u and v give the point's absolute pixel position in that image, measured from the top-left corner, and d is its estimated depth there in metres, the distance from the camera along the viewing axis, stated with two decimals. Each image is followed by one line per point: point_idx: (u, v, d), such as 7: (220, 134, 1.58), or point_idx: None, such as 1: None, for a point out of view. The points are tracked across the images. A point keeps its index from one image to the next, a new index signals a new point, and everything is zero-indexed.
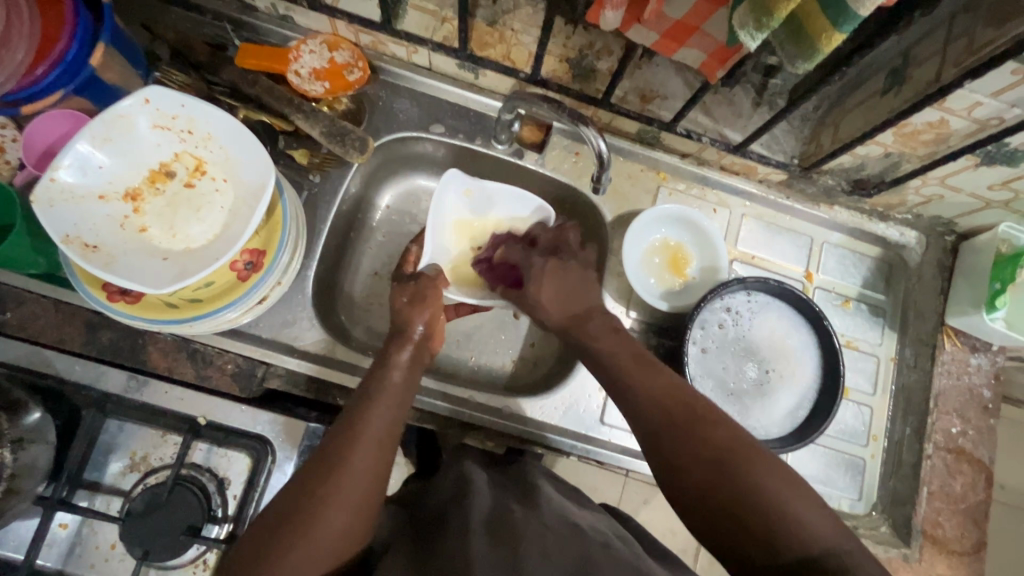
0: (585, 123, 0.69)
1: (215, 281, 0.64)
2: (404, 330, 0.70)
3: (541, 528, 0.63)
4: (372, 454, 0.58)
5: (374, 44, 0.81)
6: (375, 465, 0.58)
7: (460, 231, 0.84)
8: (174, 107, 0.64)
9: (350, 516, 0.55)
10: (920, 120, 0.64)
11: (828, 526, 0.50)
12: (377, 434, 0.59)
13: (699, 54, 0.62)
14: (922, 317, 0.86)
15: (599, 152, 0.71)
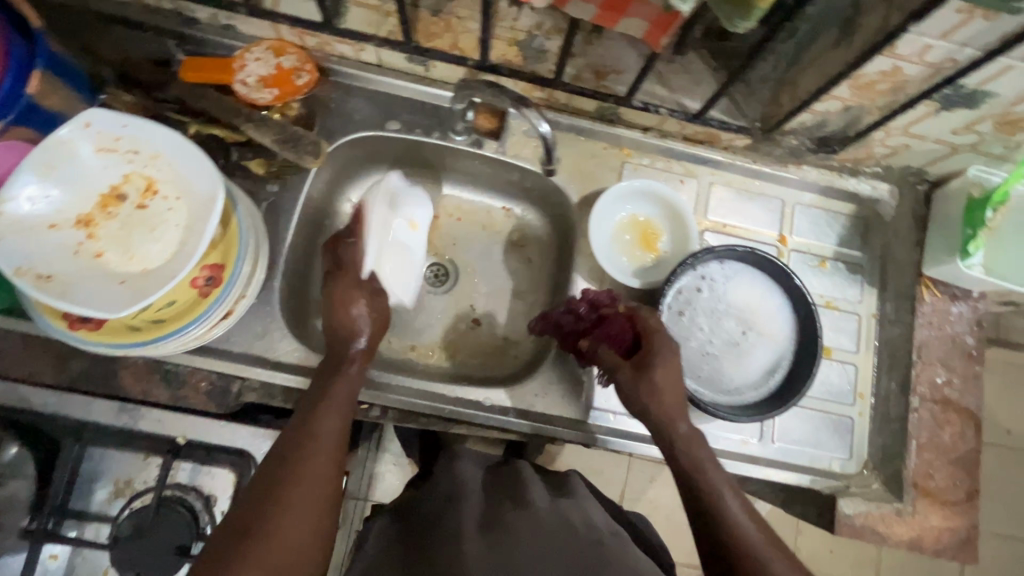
0: (526, 105, 0.68)
1: (176, 299, 0.63)
2: (348, 337, 0.71)
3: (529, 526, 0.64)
4: (331, 461, 0.59)
5: (320, 45, 0.80)
6: (329, 473, 0.59)
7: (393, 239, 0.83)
8: (116, 128, 0.64)
9: (310, 528, 0.55)
10: (874, 70, 0.63)
11: None
12: (331, 441, 0.61)
13: (641, 23, 0.60)
14: (900, 270, 0.85)
15: (544, 135, 0.70)
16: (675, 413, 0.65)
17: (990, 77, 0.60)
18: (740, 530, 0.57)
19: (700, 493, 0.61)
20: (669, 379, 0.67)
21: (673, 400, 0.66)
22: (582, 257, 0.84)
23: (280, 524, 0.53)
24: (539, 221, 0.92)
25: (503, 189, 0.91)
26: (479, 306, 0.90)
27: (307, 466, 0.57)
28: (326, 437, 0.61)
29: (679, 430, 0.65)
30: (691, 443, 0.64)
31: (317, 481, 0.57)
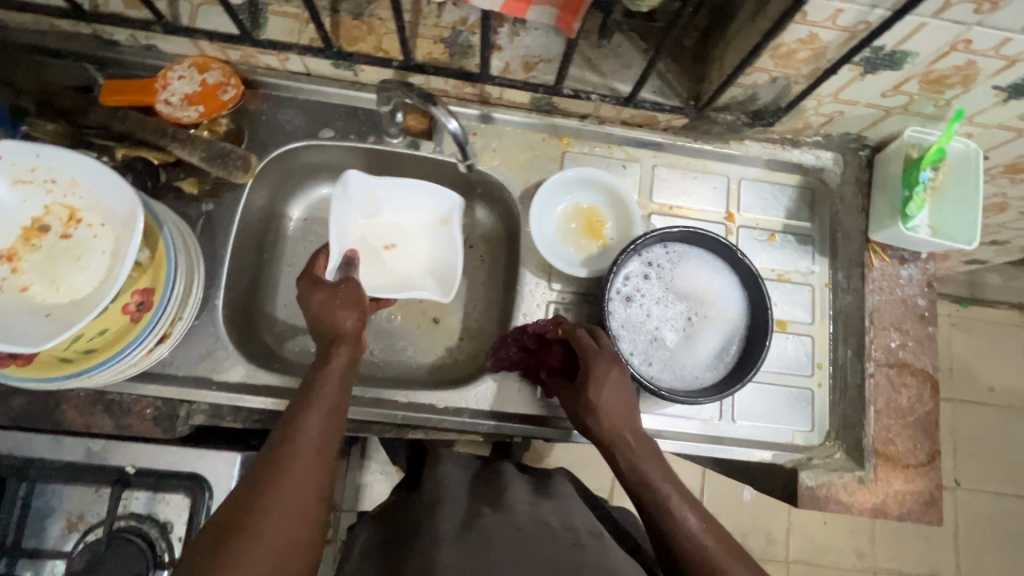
0: (434, 102, 0.67)
1: (108, 327, 0.63)
2: (338, 330, 0.68)
3: (510, 530, 0.63)
4: (311, 464, 0.57)
5: (245, 58, 0.79)
6: (308, 482, 0.56)
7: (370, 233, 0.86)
8: (30, 159, 0.63)
9: (291, 533, 0.52)
10: (791, 39, 0.62)
11: None
12: (313, 444, 0.58)
13: (551, 10, 0.60)
14: (849, 237, 0.84)
15: (454, 132, 0.69)
16: (617, 429, 0.65)
17: (905, 36, 0.59)
18: (689, 545, 0.60)
19: (653, 508, 0.63)
20: (611, 400, 0.66)
21: (618, 417, 0.66)
22: (528, 251, 0.83)
23: (253, 539, 0.50)
24: (487, 218, 0.92)
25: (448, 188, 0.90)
26: (433, 309, 0.89)
27: (285, 474, 0.55)
28: (306, 443, 0.58)
29: (625, 448, 0.65)
30: (633, 457, 0.65)
31: (294, 489, 0.54)
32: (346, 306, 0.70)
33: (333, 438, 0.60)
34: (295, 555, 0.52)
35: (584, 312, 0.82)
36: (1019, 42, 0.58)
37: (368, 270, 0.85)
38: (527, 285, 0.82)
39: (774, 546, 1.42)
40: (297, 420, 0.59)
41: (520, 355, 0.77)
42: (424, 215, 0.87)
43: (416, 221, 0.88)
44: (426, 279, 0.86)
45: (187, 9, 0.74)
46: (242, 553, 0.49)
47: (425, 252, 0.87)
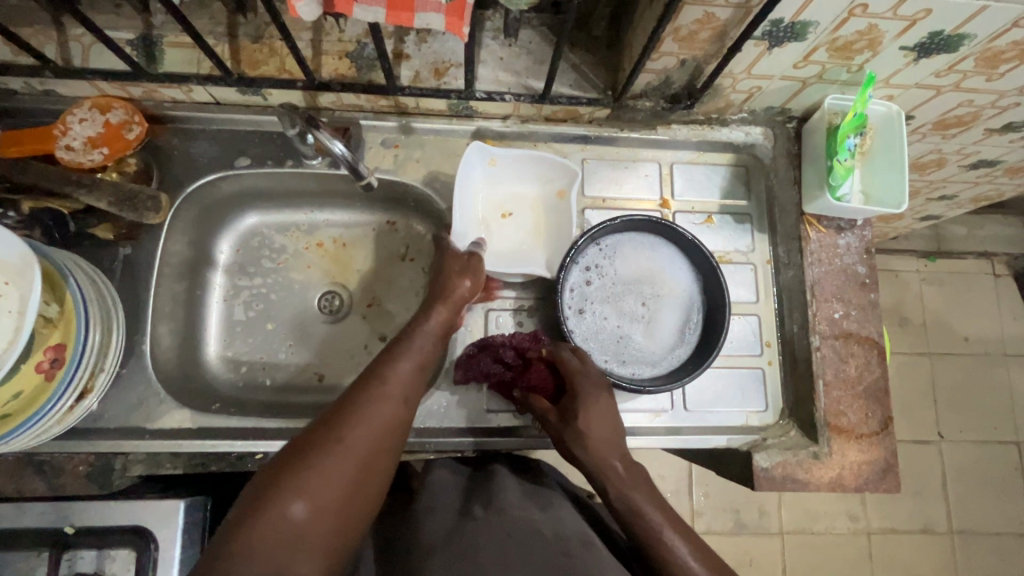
0: (315, 125, 0.69)
1: (23, 389, 0.61)
2: (439, 295, 0.72)
3: (500, 535, 0.57)
4: (396, 409, 0.60)
5: (148, 94, 0.76)
6: (389, 427, 0.58)
7: (485, 203, 0.84)
8: None
9: (365, 463, 0.55)
10: (689, 20, 0.61)
11: None
12: (401, 391, 0.61)
13: (438, 16, 0.57)
14: (785, 211, 0.83)
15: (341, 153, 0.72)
16: (601, 456, 0.66)
17: (801, 7, 0.58)
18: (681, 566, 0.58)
19: (642, 533, 0.61)
20: (596, 424, 0.67)
21: (604, 443, 0.67)
22: None
23: (334, 456, 0.54)
24: (424, 230, 0.90)
25: (381, 204, 0.89)
26: (377, 328, 0.88)
27: (369, 408, 0.58)
28: (392, 390, 0.61)
29: (609, 475, 0.65)
30: (623, 485, 0.64)
31: (372, 427, 0.57)
32: (464, 274, 0.73)
33: (416, 388, 0.64)
34: (363, 488, 0.55)
35: (527, 317, 0.80)
36: (914, 1, 0.57)
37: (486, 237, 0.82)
38: None
39: (767, 519, 1.42)
40: (391, 365, 0.64)
41: (486, 373, 0.74)
42: (543, 182, 0.83)
43: (536, 189, 0.84)
44: (540, 249, 0.82)
45: (80, 51, 0.72)
46: (323, 461, 0.53)
47: (537, 223, 0.83)
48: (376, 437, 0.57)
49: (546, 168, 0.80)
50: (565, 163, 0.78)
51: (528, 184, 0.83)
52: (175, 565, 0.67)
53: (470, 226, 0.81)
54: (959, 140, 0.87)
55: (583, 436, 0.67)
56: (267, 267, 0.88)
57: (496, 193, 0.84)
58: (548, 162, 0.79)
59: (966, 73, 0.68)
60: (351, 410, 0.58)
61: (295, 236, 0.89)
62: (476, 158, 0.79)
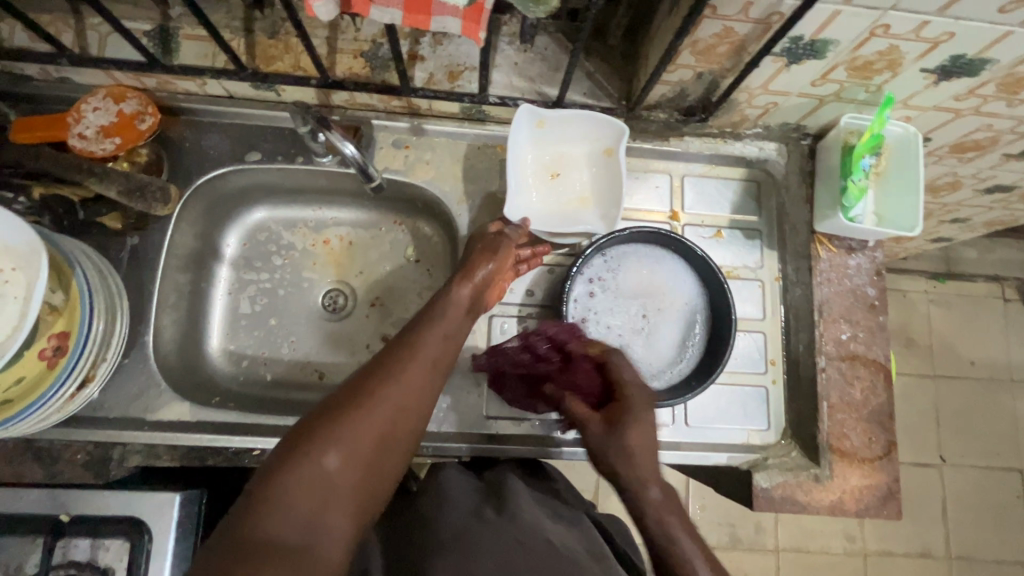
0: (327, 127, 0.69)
1: (24, 375, 0.61)
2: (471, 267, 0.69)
3: (510, 543, 0.56)
4: (427, 373, 0.59)
5: (162, 85, 0.77)
6: (420, 391, 0.57)
7: (533, 166, 0.78)
8: None
9: (394, 425, 0.54)
10: (707, 34, 0.61)
11: None
12: (431, 357, 0.60)
13: (454, 20, 0.57)
14: (796, 229, 0.82)
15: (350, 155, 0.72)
16: (634, 471, 0.60)
17: (822, 25, 0.57)
18: None
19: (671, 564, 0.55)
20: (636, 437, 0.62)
21: (643, 460, 0.61)
22: None
23: (365, 413, 0.53)
24: (431, 231, 0.90)
25: (388, 204, 0.89)
26: (379, 327, 0.88)
27: (402, 370, 0.57)
28: (420, 357, 0.59)
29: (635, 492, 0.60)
30: (663, 512, 0.58)
31: (403, 388, 0.56)
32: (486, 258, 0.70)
33: (447, 359, 0.62)
34: (392, 451, 0.54)
35: (531, 324, 0.79)
36: (938, 24, 0.56)
37: (535, 203, 0.78)
38: None
39: (763, 535, 1.41)
40: (425, 329, 0.62)
41: (514, 360, 0.73)
42: (589, 141, 0.78)
43: (582, 147, 0.78)
44: (589, 208, 0.78)
45: (97, 39, 0.73)
46: (356, 416, 0.52)
47: (586, 184, 0.79)
48: (407, 399, 0.56)
49: (595, 126, 0.75)
50: (615, 122, 0.74)
51: (575, 143, 0.78)
52: (168, 558, 0.67)
53: (520, 194, 0.76)
54: (976, 165, 0.86)
55: (618, 447, 0.61)
56: (273, 262, 0.88)
57: (544, 152, 0.78)
58: (598, 119, 0.74)
59: (985, 98, 0.67)
60: (384, 372, 0.57)
61: (302, 232, 0.89)
62: (524, 120, 0.74)
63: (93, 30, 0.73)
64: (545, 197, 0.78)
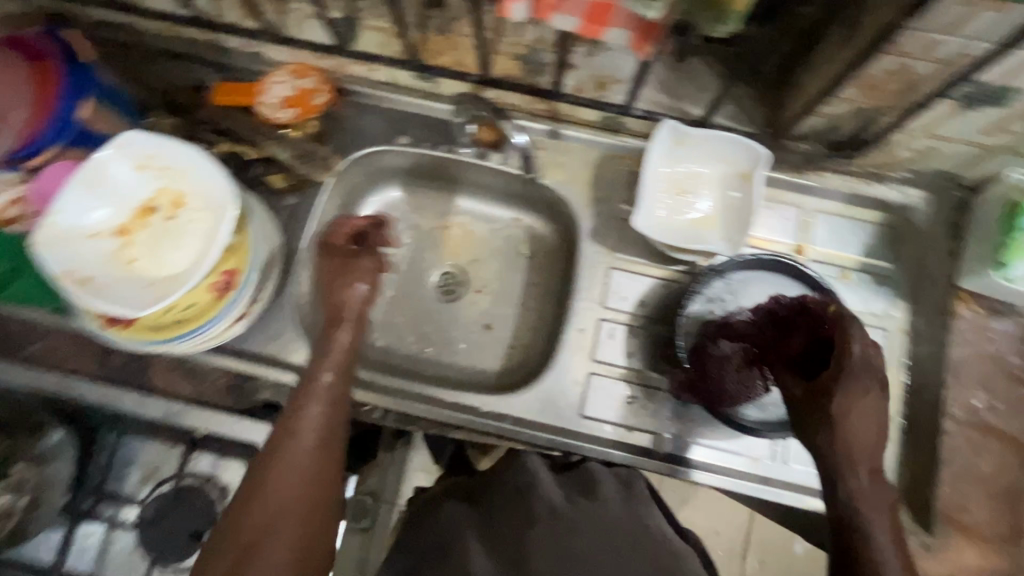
0: (502, 117, 0.81)
1: (197, 301, 0.69)
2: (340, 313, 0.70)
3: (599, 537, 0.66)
4: (309, 462, 0.60)
5: (338, 67, 0.85)
6: (308, 484, 0.60)
7: (666, 183, 0.78)
8: (149, 147, 0.71)
9: (298, 524, 0.58)
10: (880, 70, 0.60)
11: None
12: (313, 437, 0.62)
13: (625, 32, 0.61)
14: (934, 282, 0.78)
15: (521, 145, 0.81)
16: (855, 463, 0.56)
17: (1014, 71, 0.55)
18: None
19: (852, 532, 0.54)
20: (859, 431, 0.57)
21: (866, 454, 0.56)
22: (588, 266, 0.82)
23: (267, 516, 0.57)
24: (548, 232, 0.93)
25: (511, 200, 0.93)
26: (486, 313, 0.93)
27: (284, 461, 0.59)
28: (305, 438, 0.61)
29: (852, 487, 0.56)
30: (871, 478, 0.56)
31: (294, 482, 0.59)
32: (360, 279, 0.72)
33: (335, 430, 0.64)
34: (309, 540, 0.59)
35: (640, 333, 0.80)
36: None
37: (662, 216, 0.78)
38: (579, 298, 0.81)
39: None
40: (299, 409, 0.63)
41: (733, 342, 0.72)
42: (725, 164, 0.78)
43: (714, 170, 0.79)
44: (712, 228, 0.78)
45: (295, 23, 0.83)
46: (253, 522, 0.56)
47: (716, 205, 0.79)
48: (299, 495, 0.59)
49: (735, 149, 0.76)
50: (756, 147, 0.74)
51: (713, 165, 0.78)
52: None
53: (648, 208, 0.77)
54: None
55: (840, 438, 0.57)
56: (400, 239, 0.94)
57: (678, 169, 0.79)
58: (739, 143, 0.75)
59: None
60: (265, 464, 0.60)
61: (429, 216, 0.95)
62: (664, 137, 0.76)
63: (294, 15, 0.83)
64: (674, 214, 0.78)
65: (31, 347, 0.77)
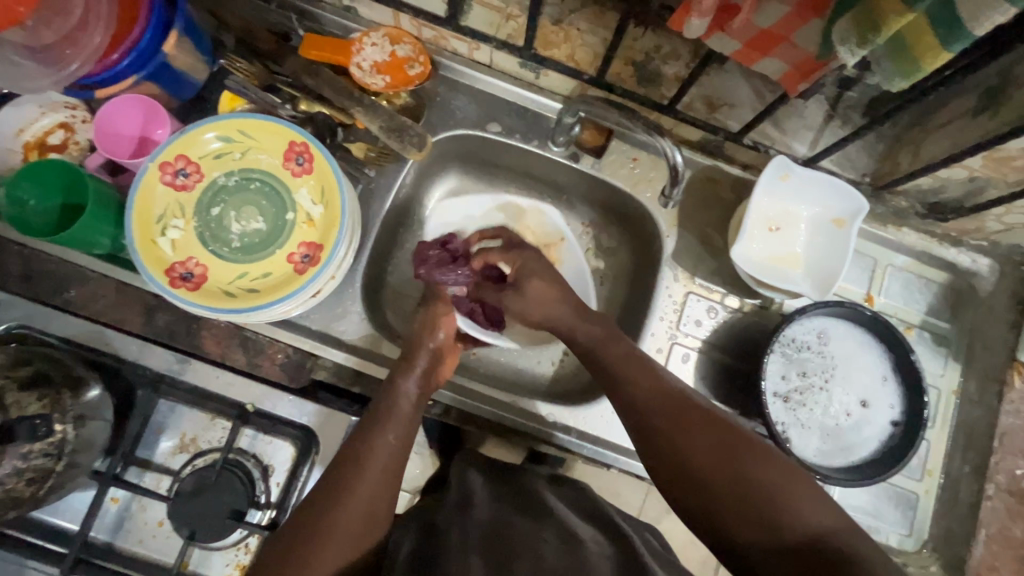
0: (661, 134, 0.69)
1: (273, 272, 0.68)
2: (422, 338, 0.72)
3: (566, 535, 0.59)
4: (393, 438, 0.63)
5: (436, 38, 0.79)
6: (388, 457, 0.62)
7: (757, 220, 0.78)
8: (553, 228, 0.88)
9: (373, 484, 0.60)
10: (1015, 147, 0.60)
11: (831, 517, 0.54)
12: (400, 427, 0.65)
13: (782, 65, 0.58)
14: (990, 349, 0.81)
15: (674, 164, 0.72)
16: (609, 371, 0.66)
17: None
18: (699, 475, 0.57)
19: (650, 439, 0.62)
20: (753, 463, 0.57)
21: (750, 455, 0.57)
22: (667, 287, 0.82)
23: (356, 465, 0.61)
24: (621, 244, 0.90)
25: (585, 204, 0.90)
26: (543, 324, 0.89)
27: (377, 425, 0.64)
28: (373, 463, 0.61)
29: (731, 521, 0.55)
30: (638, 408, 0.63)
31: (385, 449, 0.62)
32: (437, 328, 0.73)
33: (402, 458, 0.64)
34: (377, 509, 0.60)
35: (710, 359, 0.80)
36: None
37: (752, 253, 0.78)
38: (654, 317, 0.81)
39: None
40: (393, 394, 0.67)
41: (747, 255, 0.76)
42: (820, 207, 0.78)
43: (808, 211, 0.78)
44: (797, 270, 0.78)
45: None
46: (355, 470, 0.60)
47: (804, 245, 0.79)
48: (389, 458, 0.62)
49: (837, 191, 0.74)
50: (857, 197, 0.73)
51: (809, 208, 0.78)
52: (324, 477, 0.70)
53: (742, 244, 0.77)
54: None
55: (676, 446, 0.59)
56: None
57: (772, 205, 0.78)
58: (841, 189, 0.74)
59: None
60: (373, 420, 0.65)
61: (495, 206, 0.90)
62: (772, 173, 0.75)
63: None
64: (763, 252, 0.78)
65: (72, 293, 0.71)
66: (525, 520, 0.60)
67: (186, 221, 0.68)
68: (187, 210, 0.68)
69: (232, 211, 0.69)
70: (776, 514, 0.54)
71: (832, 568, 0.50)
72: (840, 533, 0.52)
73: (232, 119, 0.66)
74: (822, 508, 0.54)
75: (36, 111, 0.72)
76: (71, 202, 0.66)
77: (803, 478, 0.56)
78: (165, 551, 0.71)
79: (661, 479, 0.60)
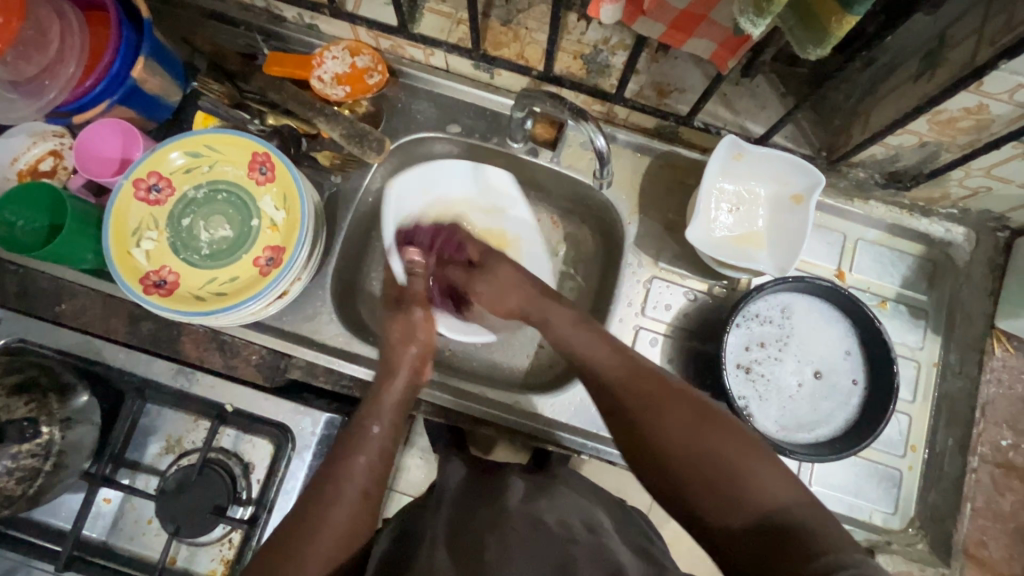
0: (585, 119, 0.70)
1: (241, 276, 0.72)
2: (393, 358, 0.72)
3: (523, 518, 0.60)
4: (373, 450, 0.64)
5: (393, 48, 0.82)
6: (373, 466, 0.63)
7: (716, 202, 0.79)
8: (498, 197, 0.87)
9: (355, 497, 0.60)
10: (956, 107, 0.59)
11: (793, 494, 0.49)
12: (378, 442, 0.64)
13: (710, 44, 0.59)
14: (969, 320, 0.79)
15: (599, 148, 0.72)
16: (587, 352, 0.65)
17: None
18: (663, 449, 0.54)
19: (615, 415, 0.59)
20: (719, 438, 0.53)
21: (719, 430, 0.53)
22: (633, 274, 0.82)
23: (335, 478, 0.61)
24: (590, 236, 0.90)
25: (551, 197, 0.90)
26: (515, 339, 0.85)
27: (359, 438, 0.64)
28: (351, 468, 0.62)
29: (701, 502, 0.50)
30: (609, 387, 0.61)
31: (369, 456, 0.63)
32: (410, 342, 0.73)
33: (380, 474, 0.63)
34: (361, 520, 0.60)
35: (679, 343, 0.81)
36: None
37: (715, 236, 0.78)
38: (621, 303, 0.81)
39: None
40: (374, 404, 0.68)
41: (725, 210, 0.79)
42: (776, 183, 0.78)
43: (766, 189, 0.79)
44: (759, 247, 0.78)
45: None
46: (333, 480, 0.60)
47: (764, 223, 0.79)
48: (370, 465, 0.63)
49: (789, 168, 0.74)
50: (812, 170, 0.73)
51: (766, 186, 0.79)
52: (306, 466, 0.72)
53: (699, 224, 0.77)
54: None
55: (644, 424, 0.56)
56: None
57: (729, 186, 0.79)
58: (795, 165, 0.74)
59: None
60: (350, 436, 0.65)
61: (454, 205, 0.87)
62: (724, 153, 0.75)
63: None
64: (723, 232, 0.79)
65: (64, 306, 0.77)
66: (485, 510, 0.62)
67: (159, 233, 0.72)
68: (160, 223, 0.72)
69: (202, 220, 0.74)
70: (735, 489, 0.49)
71: (786, 542, 0.45)
72: (799, 506, 0.47)
73: (196, 136, 0.71)
74: (782, 480, 0.50)
75: (28, 140, 0.78)
76: (57, 221, 0.72)
77: (766, 451, 0.53)
78: (152, 548, 0.74)
79: (635, 466, 0.56)
